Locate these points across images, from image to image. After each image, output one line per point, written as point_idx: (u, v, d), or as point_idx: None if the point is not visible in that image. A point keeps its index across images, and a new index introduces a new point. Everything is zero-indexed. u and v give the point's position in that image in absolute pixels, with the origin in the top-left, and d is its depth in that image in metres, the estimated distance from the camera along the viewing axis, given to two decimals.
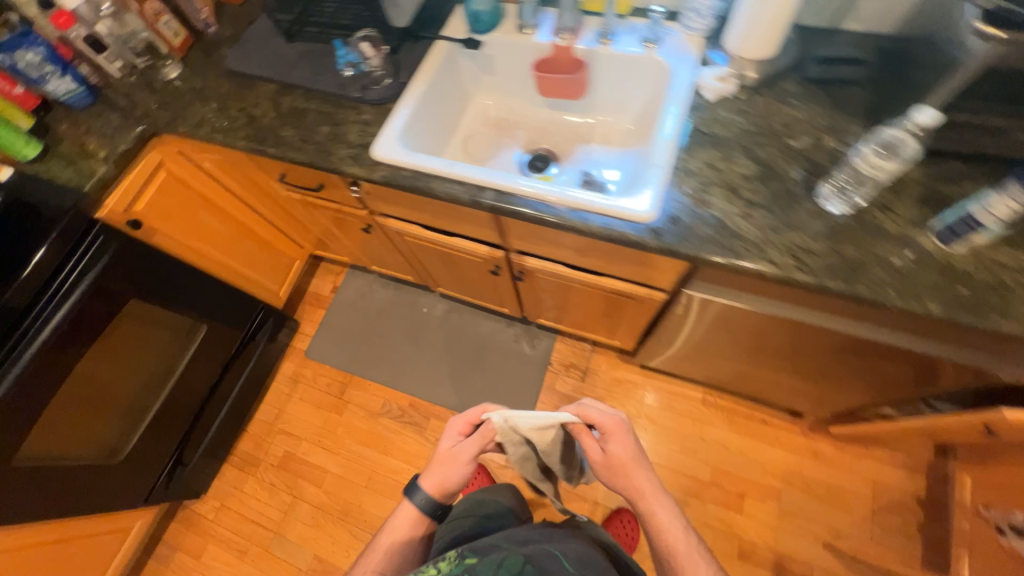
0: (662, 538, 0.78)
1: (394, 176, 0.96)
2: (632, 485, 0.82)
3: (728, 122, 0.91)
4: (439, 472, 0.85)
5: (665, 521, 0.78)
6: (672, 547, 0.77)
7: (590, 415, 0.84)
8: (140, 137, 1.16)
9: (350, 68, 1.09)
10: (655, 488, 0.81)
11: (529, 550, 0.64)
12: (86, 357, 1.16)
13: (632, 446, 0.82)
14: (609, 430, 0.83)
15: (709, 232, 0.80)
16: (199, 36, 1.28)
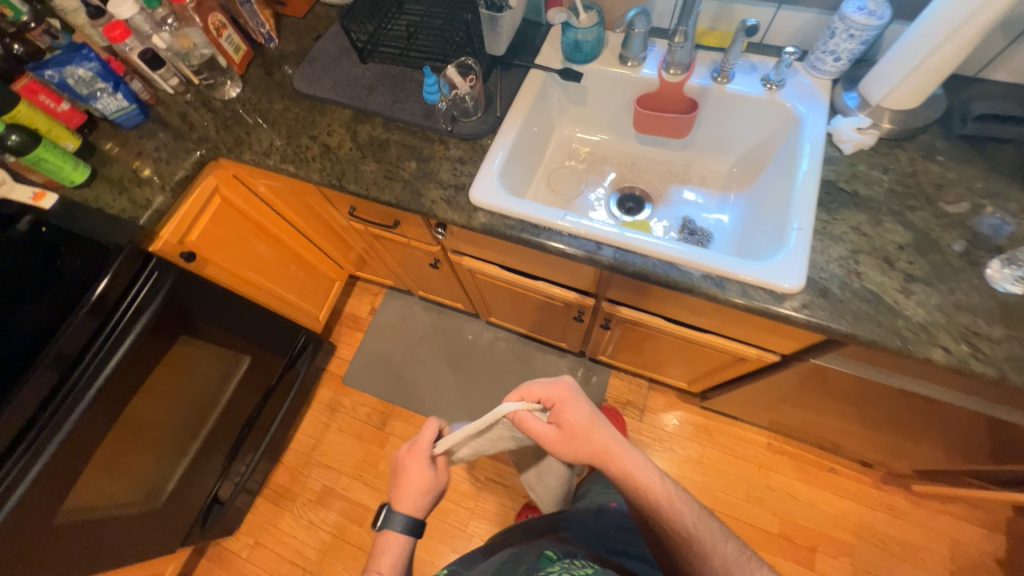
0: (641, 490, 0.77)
1: (495, 224, 0.88)
2: (597, 452, 0.79)
3: (872, 180, 0.83)
4: (409, 498, 0.77)
5: (637, 472, 0.77)
6: (651, 497, 0.76)
7: (535, 393, 0.81)
8: (197, 163, 1.06)
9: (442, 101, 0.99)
10: (617, 447, 0.79)
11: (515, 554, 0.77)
12: (134, 401, 1.08)
13: (585, 408, 0.80)
14: (556, 402, 0.80)
15: (865, 309, 0.73)
16: (258, 51, 1.18)
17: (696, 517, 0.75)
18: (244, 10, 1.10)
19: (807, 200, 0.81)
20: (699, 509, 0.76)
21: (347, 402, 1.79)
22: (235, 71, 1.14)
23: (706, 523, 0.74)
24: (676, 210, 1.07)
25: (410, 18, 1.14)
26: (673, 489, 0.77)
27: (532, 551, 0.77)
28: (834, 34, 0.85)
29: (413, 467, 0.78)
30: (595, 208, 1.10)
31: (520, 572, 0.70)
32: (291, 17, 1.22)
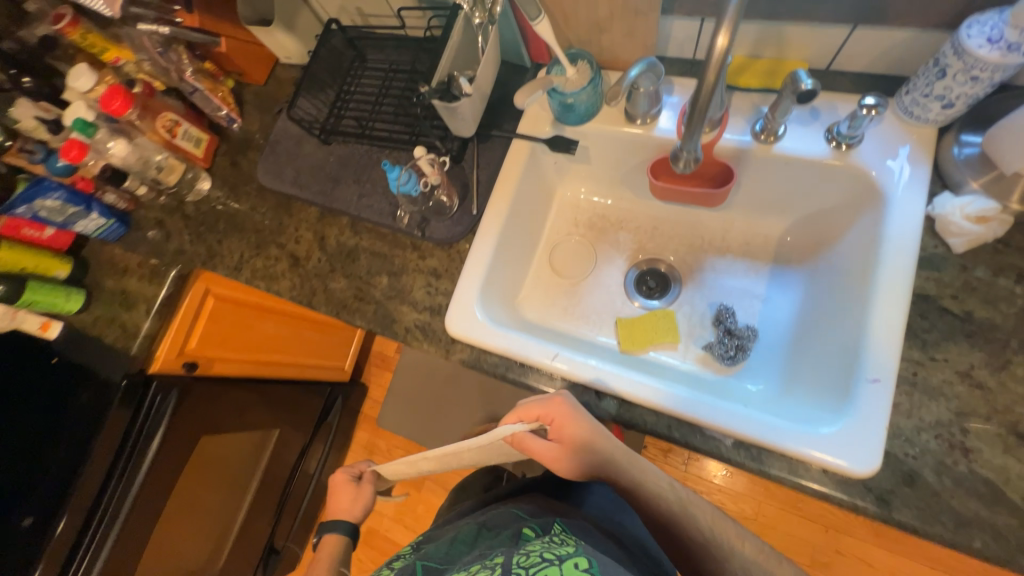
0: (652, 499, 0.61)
1: (476, 359, 0.75)
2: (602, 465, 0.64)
3: (997, 294, 0.57)
4: (342, 508, 0.86)
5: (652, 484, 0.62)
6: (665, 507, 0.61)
7: (532, 412, 0.67)
8: (178, 279, 1.01)
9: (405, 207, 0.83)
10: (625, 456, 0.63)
11: (484, 517, 0.71)
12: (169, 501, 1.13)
13: (588, 421, 0.65)
14: (554, 419, 0.65)
15: (974, 509, 0.52)
16: (223, 135, 1.06)
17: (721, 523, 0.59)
18: (195, 97, 0.99)
19: (890, 337, 0.58)
20: (719, 513, 0.59)
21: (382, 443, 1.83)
22: (201, 165, 1.03)
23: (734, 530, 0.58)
24: (710, 293, 0.85)
25: (372, 76, 0.96)
26: (691, 499, 0.61)
27: (508, 516, 0.70)
28: (943, 73, 0.57)
29: (338, 484, 0.88)
30: (608, 291, 0.91)
31: (499, 541, 0.63)
32: (253, 87, 1.09)
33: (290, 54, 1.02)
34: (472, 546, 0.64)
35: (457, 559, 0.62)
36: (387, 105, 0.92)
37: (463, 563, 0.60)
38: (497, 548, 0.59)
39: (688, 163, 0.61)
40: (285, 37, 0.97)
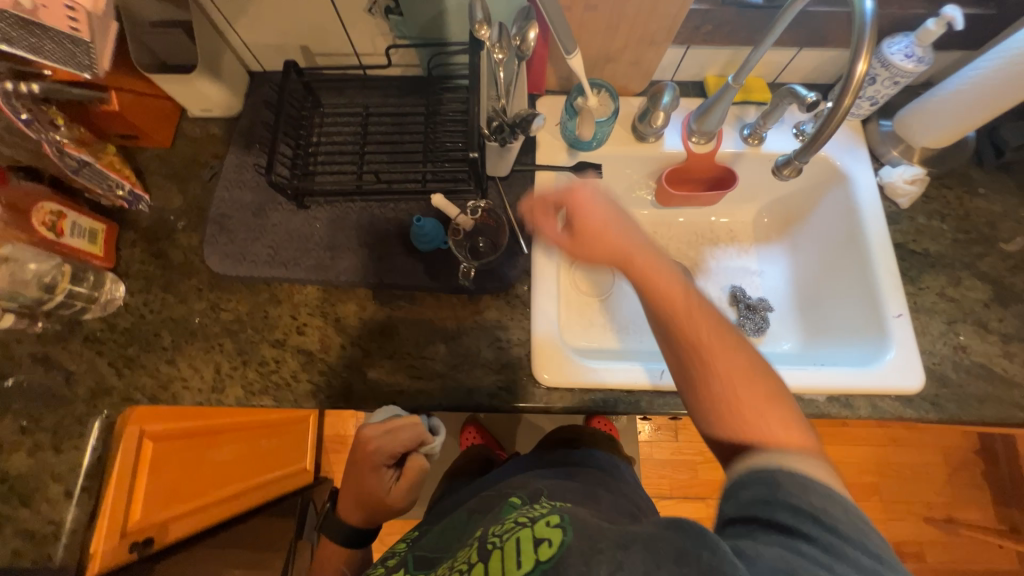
0: (659, 291, 0.52)
1: (578, 400, 0.71)
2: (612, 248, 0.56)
3: (935, 232, 0.79)
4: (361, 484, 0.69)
5: (659, 279, 0.52)
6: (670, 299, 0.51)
7: (549, 198, 0.61)
8: (105, 433, 0.70)
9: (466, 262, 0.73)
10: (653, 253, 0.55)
11: (475, 503, 0.63)
12: None
13: (608, 208, 0.57)
14: (569, 196, 0.58)
15: (983, 388, 0.71)
16: (123, 220, 0.79)
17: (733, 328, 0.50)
18: (81, 176, 0.70)
19: (893, 281, 0.75)
20: None
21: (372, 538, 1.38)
22: (101, 267, 0.74)
23: (730, 339, 0.49)
24: (720, 278, 0.92)
25: (338, 123, 0.82)
26: (703, 303, 0.51)
27: (497, 498, 0.61)
28: (874, 80, 0.76)
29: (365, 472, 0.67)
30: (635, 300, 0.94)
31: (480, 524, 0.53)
32: (154, 151, 0.82)
33: (210, 106, 0.80)
34: (463, 533, 0.56)
35: (444, 544, 0.57)
36: (373, 154, 0.80)
37: (449, 547, 0.56)
38: (484, 519, 0.55)
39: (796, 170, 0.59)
40: (209, 84, 0.76)
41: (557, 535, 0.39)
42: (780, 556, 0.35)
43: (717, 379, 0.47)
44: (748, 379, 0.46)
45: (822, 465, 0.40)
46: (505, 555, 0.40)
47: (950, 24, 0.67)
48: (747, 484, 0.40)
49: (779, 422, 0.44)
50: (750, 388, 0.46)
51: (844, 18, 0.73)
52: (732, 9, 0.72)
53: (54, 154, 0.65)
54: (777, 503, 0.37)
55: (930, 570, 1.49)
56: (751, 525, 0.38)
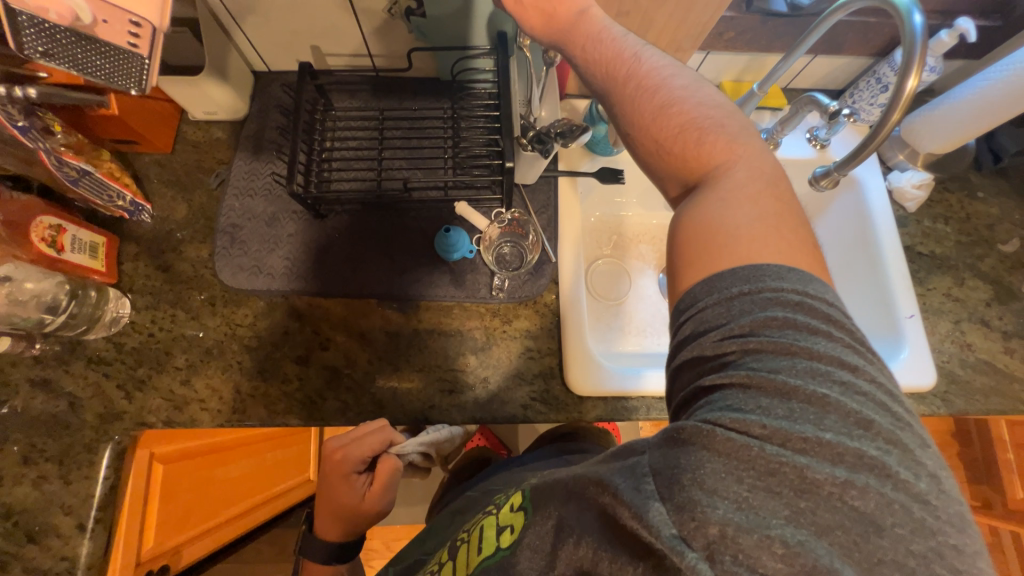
0: (590, 48, 0.51)
1: (612, 409, 0.71)
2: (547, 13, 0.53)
3: (940, 235, 0.83)
4: (326, 500, 0.71)
5: (601, 36, 0.51)
6: (602, 59, 0.50)
7: None
8: (116, 460, 0.66)
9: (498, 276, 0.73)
10: (579, 5, 0.52)
11: (461, 502, 0.65)
12: None
13: None
14: None
15: (988, 382, 0.75)
16: (123, 230, 0.73)
17: (672, 68, 0.49)
18: (81, 186, 0.65)
19: (905, 283, 0.78)
20: None
21: (379, 546, 1.36)
22: (103, 282, 0.69)
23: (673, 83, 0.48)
24: None
25: (352, 127, 0.78)
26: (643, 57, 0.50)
27: (484, 493, 0.64)
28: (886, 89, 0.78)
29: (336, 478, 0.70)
30: (651, 304, 0.96)
31: (469, 516, 0.58)
32: (152, 157, 0.77)
33: (216, 109, 0.76)
34: (450, 529, 0.59)
35: (430, 544, 0.60)
36: (392, 159, 0.77)
37: (436, 545, 0.58)
38: (467, 517, 0.58)
39: (832, 180, 0.65)
40: (216, 87, 0.72)
41: (516, 521, 0.44)
42: (698, 429, 0.35)
43: (659, 126, 0.46)
44: (696, 115, 0.46)
45: (767, 234, 0.41)
46: (472, 546, 0.48)
47: (964, 35, 0.69)
48: (680, 304, 0.42)
49: (722, 156, 0.45)
50: (694, 126, 0.46)
51: (861, 27, 0.74)
52: (757, 17, 0.72)
53: (53, 164, 0.61)
54: (707, 362, 0.38)
55: None
56: (683, 397, 0.40)
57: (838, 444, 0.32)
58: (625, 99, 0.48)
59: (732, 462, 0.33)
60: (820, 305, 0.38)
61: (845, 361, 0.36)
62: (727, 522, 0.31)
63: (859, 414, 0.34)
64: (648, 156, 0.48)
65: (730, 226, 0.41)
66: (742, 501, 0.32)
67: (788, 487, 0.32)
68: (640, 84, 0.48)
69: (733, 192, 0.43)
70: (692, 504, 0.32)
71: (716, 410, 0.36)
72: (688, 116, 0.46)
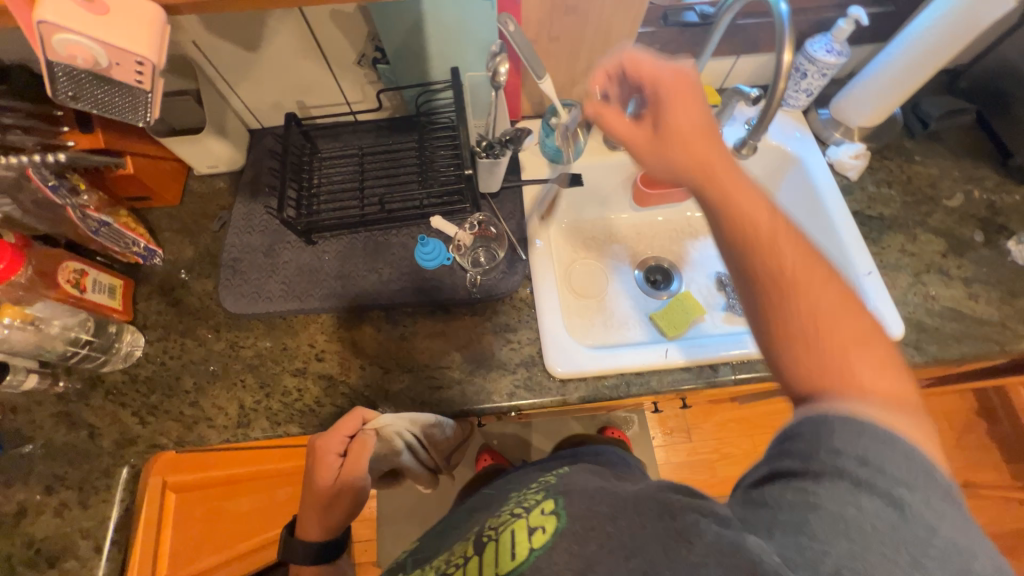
0: (745, 221, 0.48)
1: (593, 389, 0.74)
2: (693, 166, 0.52)
3: (886, 197, 0.88)
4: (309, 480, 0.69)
5: (751, 206, 0.48)
6: (756, 232, 0.47)
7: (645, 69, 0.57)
8: (131, 483, 0.70)
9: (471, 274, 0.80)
10: (740, 176, 0.51)
11: (476, 501, 0.65)
12: None
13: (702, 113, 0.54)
14: (668, 94, 0.55)
15: (958, 328, 0.77)
16: (138, 274, 0.82)
17: (840, 278, 0.45)
18: (100, 236, 0.75)
19: (858, 244, 0.83)
20: None
21: None
22: (121, 320, 0.77)
23: (835, 290, 0.44)
24: (704, 266, 1.04)
25: (336, 165, 0.89)
26: (804, 249, 0.46)
27: (497, 493, 0.64)
28: (805, 75, 0.87)
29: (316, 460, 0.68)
30: (629, 297, 1.02)
31: (481, 512, 0.58)
32: (163, 209, 0.88)
33: (217, 162, 0.87)
34: (468, 524, 0.59)
35: (445, 538, 0.59)
36: (372, 188, 0.87)
37: (452, 536, 0.58)
38: (488, 510, 0.57)
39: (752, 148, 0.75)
40: (216, 142, 0.83)
41: (549, 525, 0.44)
42: (795, 500, 0.37)
43: (805, 315, 0.43)
44: (850, 335, 0.42)
45: (901, 455, 0.37)
46: (500, 552, 0.45)
47: (858, 20, 0.79)
48: (793, 433, 0.41)
49: (868, 389, 0.41)
50: (843, 346, 0.42)
51: (769, 26, 0.84)
52: (675, 29, 0.83)
53: (77, 217, 0.70)
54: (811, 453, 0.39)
55: None
56: (760, 475, 0.42)
57: (947, 555, 0.34)
58: (773, 281, 0.45)
59: (850, 540, 0.34)
60: (944, 481, 0.37)
61: (967, 515, 0.37)
62: (840, 568, 0.33)
63: (971, 546, 0.35)
64: (778, 340, 0.45)
65: (854, 421, 0.39)
66: (853, 553, 0.34)
67: (901, 558, 0.34)
68: (797, 283, 0.44)
69: (875, 409, 0.39)
70: (807, 550, 0.35)
71: (836, 509, 0.36)
72: (832, 327, 0.42)
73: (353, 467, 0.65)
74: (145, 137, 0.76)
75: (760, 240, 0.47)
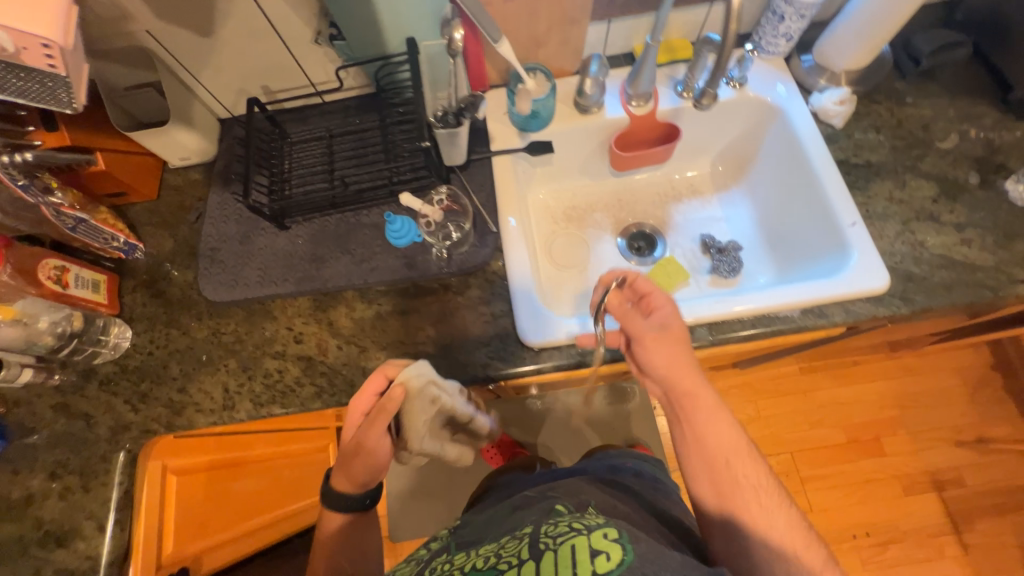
0: (719, 439, 0.58)
1: (567, 356, 0.74)
2: (676, 380, 0.61)
3: (874, 143, 0.84)
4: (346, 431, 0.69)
5: (723, 426, 0.59)
6: (726, 451, 0.58)
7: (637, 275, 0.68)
8: (128, 466, 0.74)
9: (439, 247, 0.80)
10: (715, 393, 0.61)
11: (518, 500, 0.62)
12: None
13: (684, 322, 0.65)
14: (659, 297, 0.65)
15: (949, 276, 0.74)
16: (122, 268, 0.84)
17: (784, 494, 0.57)
18: (79, 233, 0.77)
19: (843, 194, 0.79)
20: None
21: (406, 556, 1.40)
22: (108, 313, 0.79)
23: (775, 498, 0.56)
24: (688, 229, 1.01)
25: (306, 149, 0.89)
26: (759, 466, 0.57)
27: (540, 497, 0.60)
28: (783, 18, 0.82)
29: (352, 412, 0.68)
30: (612, 265, 1.00)
31: (523, 517, 0.53)
32: (142, 203, 0.89)
33: (188, 153, 0.88)
34: (507, 523, 0.56)
35: (485, 534, 0.56)
36: (341, 169, 0.86)
37: (491, 534, 0.55)
38: (524, 518, 0.53)
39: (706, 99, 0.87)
40: (183, 133, 0.83)
41: (614, 551, 0.41)
42: None
43: (759, 522, 0.54)
44: (793, 543, 0.53)
45: None
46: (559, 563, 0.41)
47: None
48: None
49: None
50: (792, 555, 0.52)
51: None
52: None
53: (51, 214, 0.72)
54: None
55: (971, 490, 1.49)
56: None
57: None
58: (737, 500, 0.55)
59: None
60: None
61: None
62: None
63: None
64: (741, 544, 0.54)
65: None
66: None
67: None
68: (759, 502, 0.55)
69: None
70: None
71: None
72: (786, 542, 0.53)
73: (365, 427, 0.62)
74: (111, 132, 0.77)
75: (725, 457, 0.57)
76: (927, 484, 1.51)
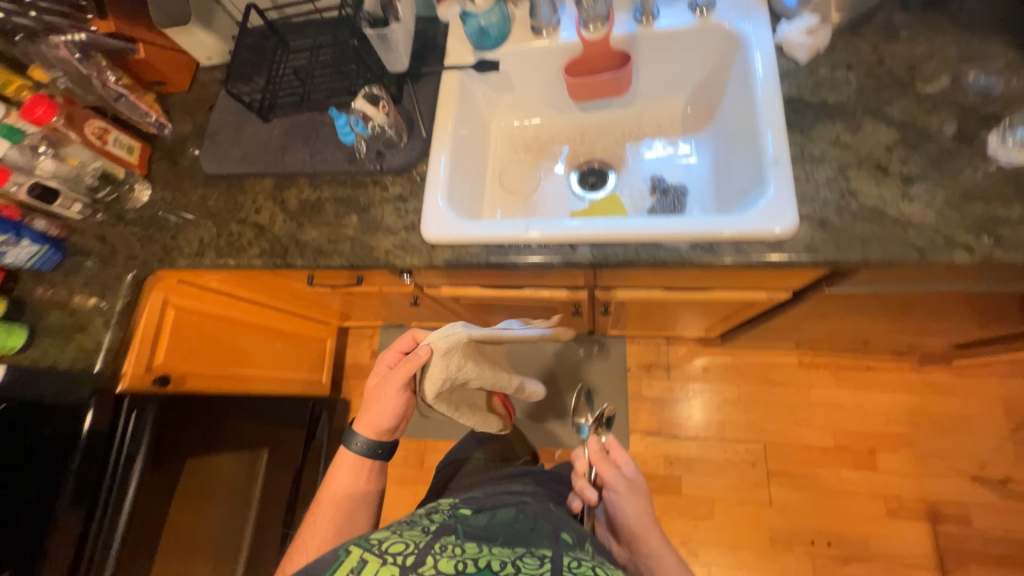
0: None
1: (458, 255, 0.81)
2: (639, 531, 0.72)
3: (839, 82, 0.75)
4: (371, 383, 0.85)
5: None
6: None
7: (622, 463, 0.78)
8: (133, 286, 0.98)
9: (361, 140, 0.90)
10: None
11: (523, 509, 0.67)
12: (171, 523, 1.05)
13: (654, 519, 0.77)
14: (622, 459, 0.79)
15: (870, 230, 0.66)
16: (155, 141, 1.07)
17: None
18: (121, 104, 1.00)
19: (779, 132, 0.73)
20: None
21: None
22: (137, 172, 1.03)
23: None
24: (641, 170, 0.99)
25: (298, 56, 1.03)
26: None
27: (551, 521, 0.64)
28: None
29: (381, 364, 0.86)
30: (556, 197, 1.01)
31: (533, 536, 0.58)
32: (176, 93, 1.10)
33: (212, 53, 1.07)
34: (513, 529, 0.60)
35: (491, 526, 0.60)
36: (318, 74, 0.99)
37: (498, 531, 0.59)
38: (540, 541, 0.56)
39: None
40: (203, 34, 1.02)
41: None
42: None
43: None
44: None
45: None
46: None
47: None
48: None
49: None
50: None
51: None
52: None
53: (99, 85, 0.96)
54: None
55: (976, 532, 1.30)
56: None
57: None
58: None
59: None
60: None
61: None
62: None
63: None
64: None
65: None
66: None
67: None
68: None
69: None
70: None
71: None
72: None
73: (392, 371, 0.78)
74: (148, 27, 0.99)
75: None
76: (920, 512, 1.33)
